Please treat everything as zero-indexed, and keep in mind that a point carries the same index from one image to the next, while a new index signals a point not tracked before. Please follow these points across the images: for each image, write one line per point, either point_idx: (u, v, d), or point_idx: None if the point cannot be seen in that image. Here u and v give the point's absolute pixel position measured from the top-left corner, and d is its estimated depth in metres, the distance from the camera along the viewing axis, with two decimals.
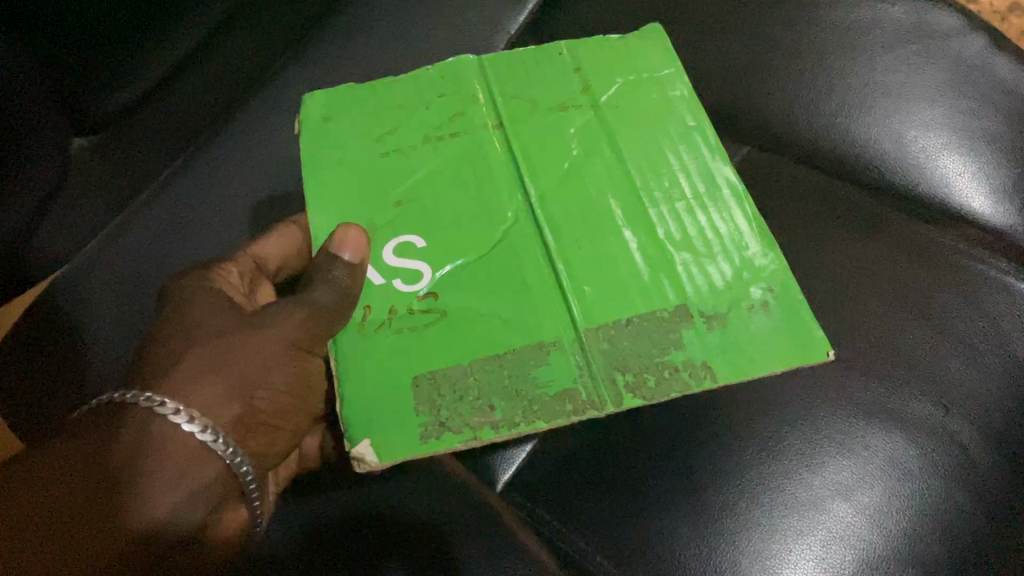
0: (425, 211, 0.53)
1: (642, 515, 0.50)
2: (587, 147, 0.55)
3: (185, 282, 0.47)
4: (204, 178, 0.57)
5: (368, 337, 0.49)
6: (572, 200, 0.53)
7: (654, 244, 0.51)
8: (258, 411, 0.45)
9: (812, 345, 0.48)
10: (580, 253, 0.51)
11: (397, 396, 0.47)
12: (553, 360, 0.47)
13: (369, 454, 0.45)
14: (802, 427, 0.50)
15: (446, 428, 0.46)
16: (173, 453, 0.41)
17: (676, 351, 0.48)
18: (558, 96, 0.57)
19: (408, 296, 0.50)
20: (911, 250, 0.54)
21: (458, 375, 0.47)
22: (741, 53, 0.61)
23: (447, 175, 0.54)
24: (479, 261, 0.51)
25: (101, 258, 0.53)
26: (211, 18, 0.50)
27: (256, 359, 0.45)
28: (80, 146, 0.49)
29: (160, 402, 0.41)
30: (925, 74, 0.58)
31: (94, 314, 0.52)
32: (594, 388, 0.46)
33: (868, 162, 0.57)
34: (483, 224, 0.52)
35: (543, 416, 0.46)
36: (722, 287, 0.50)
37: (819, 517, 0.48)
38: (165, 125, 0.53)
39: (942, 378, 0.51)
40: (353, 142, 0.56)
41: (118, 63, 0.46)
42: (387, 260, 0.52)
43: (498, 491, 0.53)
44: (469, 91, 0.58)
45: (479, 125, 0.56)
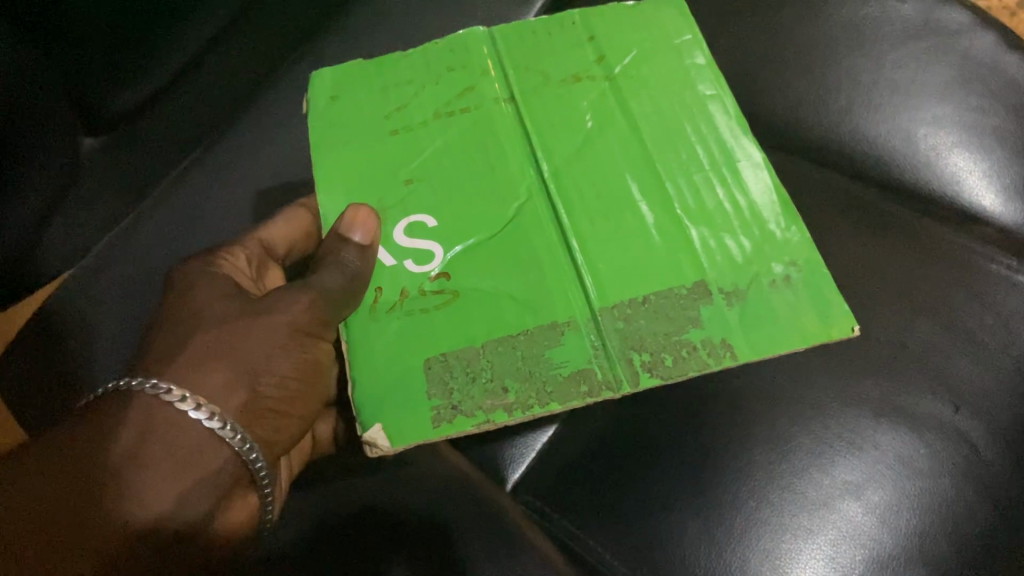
0: (434, 189, 0.50)
1: (652, 513, 0.50)
2: (602, 120, 0.51)
3: (191, 268, 0.46)
4: (208, 178, 0.58)
5: (376, 323, 0.46)
6: (587, 174, 0.50)
7: (671, 220, 0.48)
8: (263, 399, 0.43)
9: (833, 320, 0.45)
10: (595, 231, 0.48)
11: (407, 381, 0.44)
12: (567, 340, 0.45)
13: (383, 438, 0.43)
14: (812, 425, 0.50)
15: (458, 412, 0.43)
16: (179, 442, 0.39)
17: (695, 327, 0.45)
18: (571, 66, 0.54)
19: (417, 276, 0.47)
20: (920, 246, 0.54)
21: (470, 356, 0.45)
22: (750, 48, 0.61)
23: (455, 151, 0.51)
24: (490, 241, 0.48)
25: (108, 258, 0.55)
26: (214, 23, 0.52)
27: (260, 346, 0.43)
28: (92, 146, 0.52)
29: (165, 389, 0.40)
30: (934, 71, 0.58)
31: (101, 313, 0.53)
32: (610, 368, 0.44)
33: (878, 159, 0.57)
34: (491, 202, 0.49)
35: (557, 398, 0.43)
36: (743, 262, 0.47)
37: (829, 516, 0.48)
38: (172, 125, 0.56)
39: (952, 376, 0.51)
40: (354, 118, 0.53)
41: (129, 70, 0.49)
42: (396, 240, 0.49)
43: (508, 490, 0.53)
44: (476, 61, 0.54)
45: (489, 99, 0.53)
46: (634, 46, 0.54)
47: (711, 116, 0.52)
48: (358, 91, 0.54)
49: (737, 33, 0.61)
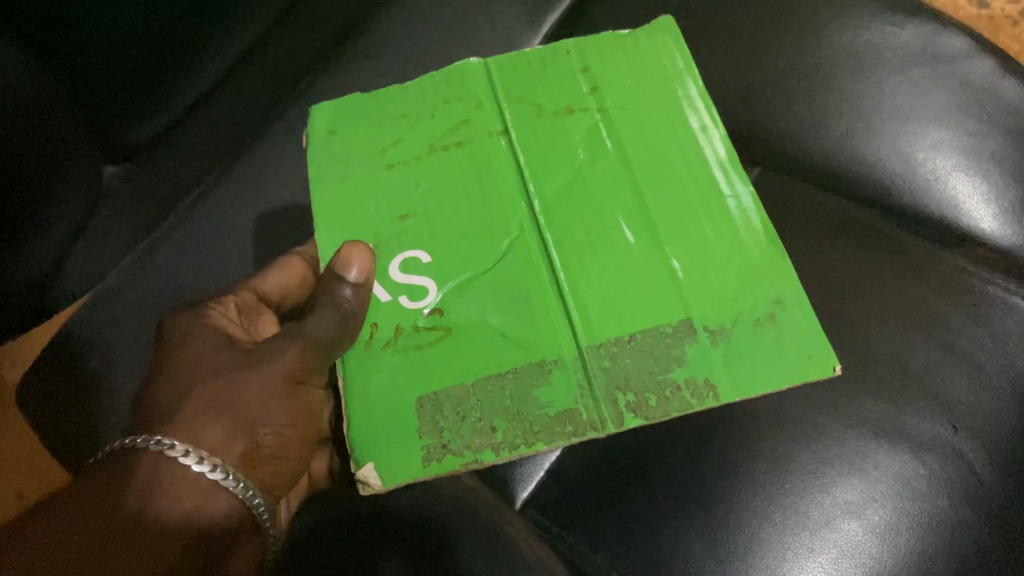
0: (430, 225, 0.54)
1: (656, 531, 0.51)
2: (595, 150, 0.55)
3: (182, 320, 0.50)
4: (215, 212, 0.62)
5: (372, 358, 0.50)
6: (581, 207, 0.53)
7: (660, 257, 0.51)
8: (262, 446, 0.46)
9: (819, 359, 0.48)
10: (584, 268, 0.51)
11: (401, 415, 0.49)
12: (554, 379, 0.49)
13: (374, 478, 0.47)
14: (814, 446, 0.51)
15: (447, 452, 0.48)
16: (186, 492, 0.42)
17: (679, 366, 0.48)
18: (566, 98, 0.57)
19: (411, 313, 0.51)
20: (918, 269, 0.55)
21: (459, 394, 0.49)
22: (751, 73, 0.62)
23: (450, 186, 0.55)
24: (483, 276, 0.52)
25: (124, 288, 0.59)
26: (226, 59, 0.56)
27: (257, 396, 0.46)
28: (111, 174, 0.56)
29: (169, 444, 0.43)
30: (934, 96, 0.59)
31: (120, 342, 0.58)
32: (594, 407, 0.48)
33: (878, 182, 0.58)
34: (483, 241, 0.53)
35: (544, 437, 0.47)
36: (728, 298, 0.50)
37: (830, 535, 0.49)
38: (183, 156, 0.59)
39: (949, 398, 0.52)
40: (357, 151, 0.57)
41: (142, 102, 0.53)
42: (393, 274, 0.53)
43: (516, 508, 0.54)
44: (474, 95, 0.58)
45: (482, 133, 0.57)
46: (630, 79, 0.57)
47: (708, 145, 0.55)
48: (360, 126, 0.58)
49: (737, 58, 0.63)
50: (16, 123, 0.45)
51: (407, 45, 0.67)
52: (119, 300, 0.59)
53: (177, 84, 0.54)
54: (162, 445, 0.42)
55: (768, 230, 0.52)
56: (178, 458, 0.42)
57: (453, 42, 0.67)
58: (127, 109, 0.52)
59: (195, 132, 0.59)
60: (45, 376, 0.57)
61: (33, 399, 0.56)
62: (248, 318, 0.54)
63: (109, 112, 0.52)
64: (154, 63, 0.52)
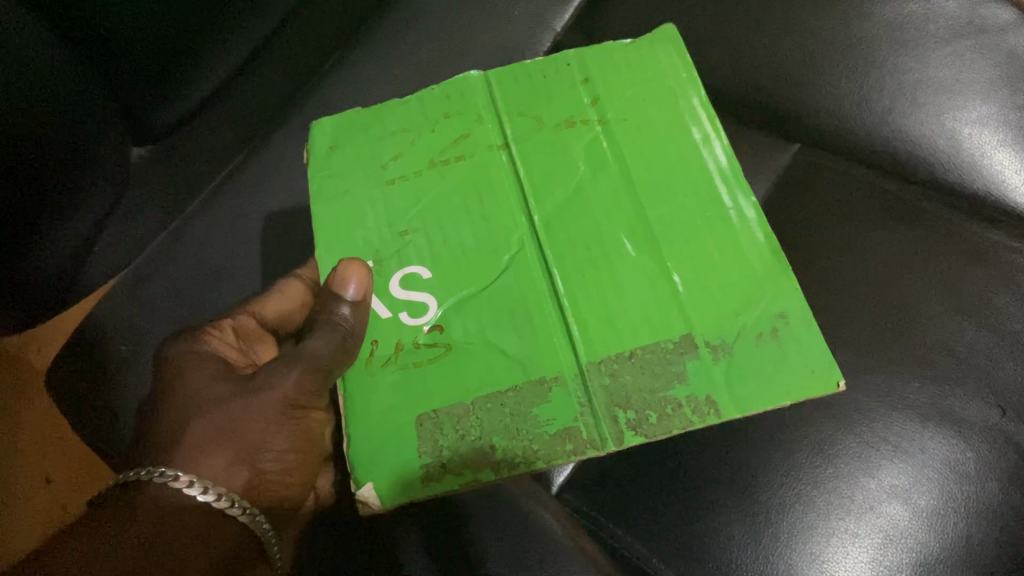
0: (432, 240, 0.51)
1: (698, 520, 0.50)
2: (595, 164, 0.52)
3: (177, 350, 0.46)
4: (245, 189, 0.60)
5: (374, 376, 0.48)
6: (580, 222, 0.50)
7: (660, 271, 0.48)
8: (265, 474, 0.43)
9: (821, 373, 0.45)
10: (584, 282, 0.48)
11: (400, 435, 0.46)
12: (554, 398, 0.46)
13: (373, 498, 0.45)
14: (858, 430, 0.50)
15: (446, 471, 0.45)
16: (198, 523, 0.39)
17: (680, 383, 0.45)
18: (566, 109, 0.54)
19: (412, 329, 0.49)
20: (963, 249, 0.54)
21: (459, 413, 0.46)
22: (790, 49, 0.61)
23: (456, 200, 0.52)
24: (482, 293, 0.49)
25: (152, 268, 0.58)
26: (249, 41, 0.55)
27: (260, 421, 0.43)
28: (138, 155, 0.56)
29: (171, 474, 0.39)
30: (979, 69, 0.57)
31: (151, 318, 0.56)
32: (595, 426, 0.45)
33: (921, 159, 0.56)
34: (488, 251, 0.50)
35: (544, 456, 0.44)
36: (731, 312, 0.47)
37: (874, 520, 0.48)
38: (208, 138, 0.58)
39: (998, 379, 0.50)
40: (356, 168, 0.54)
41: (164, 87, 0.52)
42: (392, 291, 0.50)
43: (554, 493, 0.53)
44: (474, 108, 0.55)
45: (482, 146, 0.54)
46: (630, 91, 0.54)
47: (708, 156, 0.51)
48: (363, 141, 0.55)
49: (775, 33, 0.61)
50: (32, 123, 0.44)
51: (435, 22, 0.65)
52: (146, 286, 0.57)
53: (193, 75, 0.53)
54: (167, 477, 0.39)
55: (771, 243, 0.48)
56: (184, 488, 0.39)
57: (480, 17, 0.65)
58: (150, 94, 0.51)
59: (219, 115, 0.57)
60: (69, 354, 0.55)
61: (59, 383, 0.54)
62: (246, 342, 0.49)
63: (136, 96, 0.51)
64: (178, 46, 0.51)
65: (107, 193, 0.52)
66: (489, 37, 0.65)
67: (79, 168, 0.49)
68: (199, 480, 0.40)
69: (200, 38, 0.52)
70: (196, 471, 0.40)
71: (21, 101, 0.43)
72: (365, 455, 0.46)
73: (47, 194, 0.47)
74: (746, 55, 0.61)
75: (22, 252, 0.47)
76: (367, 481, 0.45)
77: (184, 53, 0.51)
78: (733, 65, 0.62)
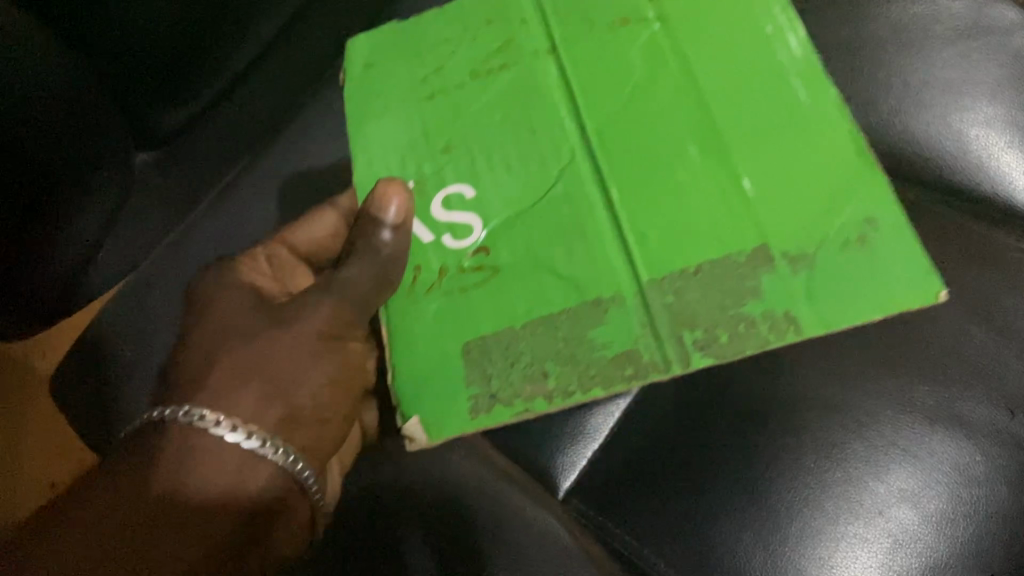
0: (475, 163, 0.54)
1: (705, 526, 0.50)
2: (656, 65, 0.53)
3: (209, 280, 0.48)
4: (254, 190, 0.58)
5: (421, 303, 0.51)
6: (641, 135, 0.51)
7: (733, 182, 0.49)
8: (299, 408, 0.44)
9: (917, 281, 0.46)
10: (647, 205, 0.50)
11: (445, 360, 0.49)
12: (612, 319, 0.48)
13: (420, 434, 0.48)
14: (865, 432, 0.50)
15: (497, 401, 0.48)
16: (219, 470, 0.41)
17: (753, 300, 0.47)
18: (618, 10, 0.56)
19: (455, 253, 0.52)
20: (969, 250, 0.53)
21: (510, 339, 0.49)
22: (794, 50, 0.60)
23: (499, 116, 0.55)
24: (531, 211, 0.52)
25: (159, 271, 0.56)
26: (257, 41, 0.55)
27: (298, 351, 0.45)
28: (143, 160, 0.56)
29: (202, 415, 0.41)
30: (985, 70, 0.56)
31: (156, 324, 0.55)
32: (658, 350, 0.47)
33: (926, 161, 0.56)
34: (526, 185, 0.52)
35: (603, 381, 0.47)
36: (802, 223, 0.48)
37: (883, 524, 0.48)
38: (211, 141, 0.58)
39: (1007, 382, 0.50)
40: (397, 95, 0.57)
41: (174, 89, 0.52)
42: (434, 213, 0.53)
43: (559, 498, 0.53)
44: (515, 17, 0.58)
45: (527, 53, 0.56)
46: None
47: (782, 47, 0.52)
48: (401, 64, 0.58)
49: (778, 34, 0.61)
50: (38, 127, 0.44)
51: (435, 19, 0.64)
52: (153, 290, 0.56)
53: (204, 79, 0.53)
54: (192, 417, 0.41)
55: (861, 150, 0.49)
56: (212, 429, 0.41)
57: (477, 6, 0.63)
58: (159, 97, 0.51)
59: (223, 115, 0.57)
60: (78, 362, 0.54)
61: (66, 392, 0.54)
62: (283, 272, 0.51)
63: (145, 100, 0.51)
64: (191, 50, 0.51)
65: (115, 194, 0.52)
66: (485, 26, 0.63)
67: (81, 173, 0.48)
68: (231, 419, 0.42)
69: (214, 41, 0.52)
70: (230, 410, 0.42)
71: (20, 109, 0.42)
72: (412, 385, 0.49)
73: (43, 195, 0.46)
74: None
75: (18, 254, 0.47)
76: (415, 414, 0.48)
77: (190, 62, 0.51)
78: None
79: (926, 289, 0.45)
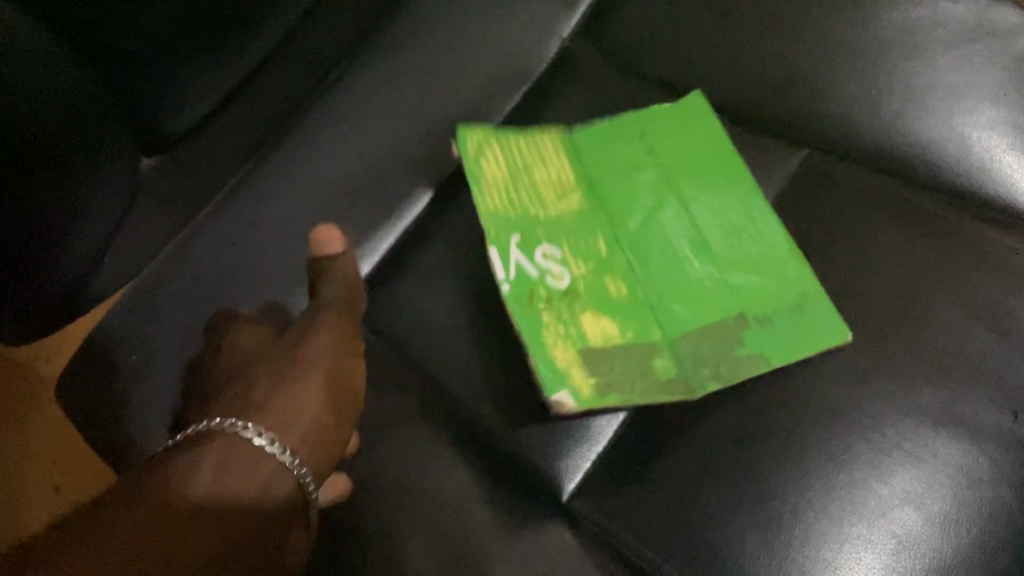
0: (572, 257, 0.57)
1: (708, 527, 0.50)
2: (681, 202, 0.59)
3: (222, 332, 0.54)
4: (259, 196, 0.59)
5: (534, 311, 0.54)
6: (683, 255, 0.58)
7: (773, 270, 0.56)
8: (311, 420, 0.46)
9: (830, 331, 0.53)
10: (706, 304, 0.56)
11: (573, 360, 0.53)
12: (717, 329, 0.55)
13: (570, 402, 0.51)
14: (868, 435, 0.50)
15: (622, 393, 0.52)
16: (258, 470, 0.43)
17: (818, 331, 0.53)
18: (644, 147, 0.61)
19: (568, 317, 0.55)
20: (972, 252, 0.54)
21: (621, 380, 0.53)
22: (798, 56, 0.60)
23: (588, 238, 0.58)
24: (631, 302, 0.57)
25: (165, 275, 0.57)
26: (261, 44, 0.54)
27: (318, 360, 0.49)
28: (148, 164, 0.53)
29: (242, 425, 0.44)
30: (989, 74, 0.57)
31: (162, 328, 0.56)
32: (738, 357, 0.54)
33: (929, 162, 0.56)
34: (615, 277, 0.57)
35: (696, 387, 0.53)
36: (816, 283, 0.55)
37: (888, 526, 0.48)
38: (219, 149, 0.57)
39: (1009, 383, 0.50)
40: (490, 190, 0.58)
41: (174, 86, 0.50)
42: (523, 266, 0.56)
43: (565, 500, 0.52)
44: (584, 161, 0.61)
45: (592, 182, 0.61)
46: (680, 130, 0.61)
47: (745, 170, 0.59)
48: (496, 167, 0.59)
49: (782, 39, 0.61)
50: (32, 119, 0.42)
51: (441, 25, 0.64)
52: (158, 294, 0.56)
53: (207, 78, 0.52)
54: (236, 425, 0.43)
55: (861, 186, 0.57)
56: (252, 437, 0.43)
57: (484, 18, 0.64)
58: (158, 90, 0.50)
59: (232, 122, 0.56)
60: (85, 364, 0.55)
61: (72, 394, 0.54)
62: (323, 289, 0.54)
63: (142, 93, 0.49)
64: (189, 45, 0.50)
65: (115, 195, 0.50)
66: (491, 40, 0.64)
67: (91, 176, 0.48)
68: (270, 426, 0.45)
69: (213, 36, 0.51)
70: (259, 422, 0.45)
71: (27, 106, 0.42)
72: (549, 374, 0.52)
73: (58, 200, 0.46)
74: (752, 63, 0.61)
75: (29, 260, 0.46)
76: (561, 389, 0.51)
77: (188, 52, 0.50)
78: (738, 73, 0.61)
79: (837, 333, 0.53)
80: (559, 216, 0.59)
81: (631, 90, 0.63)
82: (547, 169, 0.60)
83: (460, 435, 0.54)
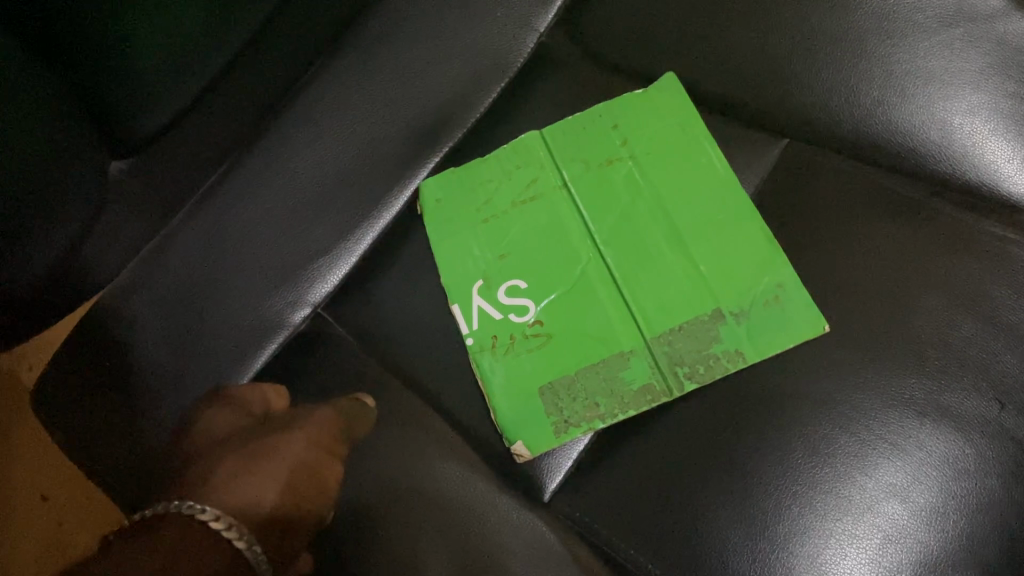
0: (533, 275, 0.58)
1: (695, 527, 0.50)
2: (646, 199, 0.58)
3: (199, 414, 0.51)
4: (231, 200, 0.57)
5: (497, 359, 0.56)
6: (649, 258, 0.57)
7: (738, 269, 0.56)
8: (266, 509, 0.43)
9: (803, 321, 0.53)
10: (670, 309, 0.56)
11: (531, 400, 0.55)
12: (685, 328, 0.55)
13: (525, 450, 0.53)
14: (854, 428, 0.50)
15: (580, 422, 0.54)
16: (221, 545, 0.38)
17: (789, 328, 0.53)
18: (605, 147, 0.60)
19: (526, 340, 0.56)
20: (959, 240, 0.52)
21: (583, 397, 0.54)
22: (779, 39, 0.58)
23: (547, 245, 0.58)
24: (592, 309, 0.56)
25: (140, 279, 0.55)
26: (226, 43, 0.51)
27: (292, 457, 0.48)
28: (118, 169, 0.51)
29: (198, 509, 0.40)
30: (969, 59, 0.55)
31: (137, 334, 0.54)
32: (704, 358, 0.54)
33: (912, 150, 0.55)
34: (577, 285, 0.57)
35: (666, 386, 0.53)
36: (788, 279, 0.55)
37: (873, 520, 0.48)
38: (187, 153, 0.54)
39: (996, 373, 0.49)
40: (455, 222, 0.59)
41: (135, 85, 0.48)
42: (490, 313, 0.57)
43: (545, 500, 0.53)
44: (541, 166, 0.61)
45: (550, 189, 0.60)
46: (642, 126, 0.60)
47: (708, 166, 0.58)
48: (453, 202, 0.60)
49: (761, 22, 0.59)
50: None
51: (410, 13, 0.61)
52: (133, 301, 0.55)
53: (170, 77, 0.50)
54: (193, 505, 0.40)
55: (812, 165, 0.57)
56: (208, 520, 0.39)
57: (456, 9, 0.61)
58: (122, 90, 0.48)
59: (197, 122, 0.53)
60: (64, 371, 0.53)
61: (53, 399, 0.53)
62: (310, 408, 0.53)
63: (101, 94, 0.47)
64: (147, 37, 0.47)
65: (91, 201, 0.48)
66: (466, 25, 0.60)
67: (69, 177, 0.46)
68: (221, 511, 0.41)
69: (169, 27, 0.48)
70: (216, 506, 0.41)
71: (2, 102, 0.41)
72: (509, 418, 0.54)
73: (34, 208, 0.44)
74: (730, 47, 0.59)
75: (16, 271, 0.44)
76: (518, 437, 0.53)
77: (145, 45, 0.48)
78: (716, 59, 0.60)
79: (814, 323, 0.53)
80: (518, 229, 0.59)
81: (605, 80, 0.62)
82: (505, 183, 0.61)
83: (442, 434, 0.54)
